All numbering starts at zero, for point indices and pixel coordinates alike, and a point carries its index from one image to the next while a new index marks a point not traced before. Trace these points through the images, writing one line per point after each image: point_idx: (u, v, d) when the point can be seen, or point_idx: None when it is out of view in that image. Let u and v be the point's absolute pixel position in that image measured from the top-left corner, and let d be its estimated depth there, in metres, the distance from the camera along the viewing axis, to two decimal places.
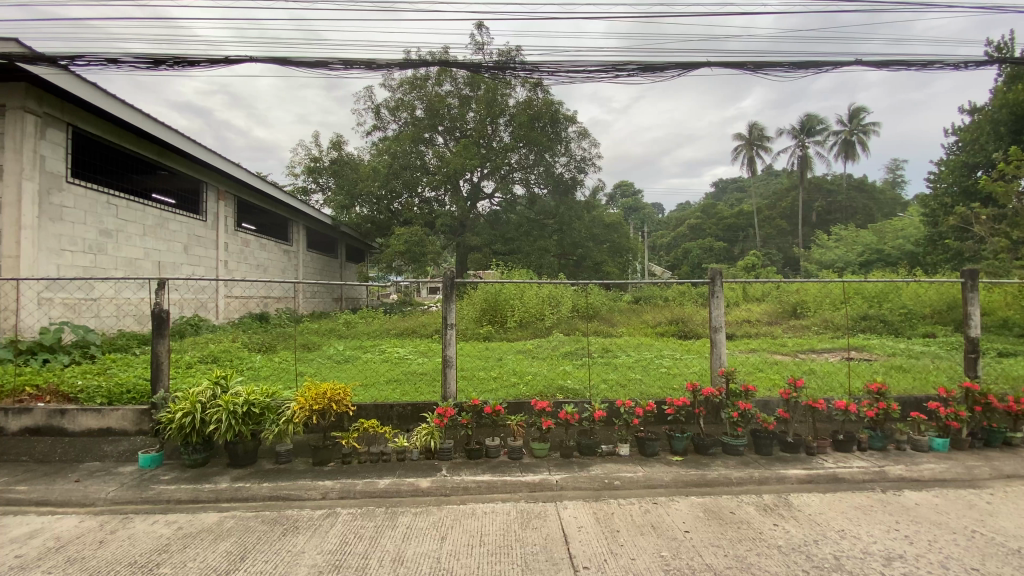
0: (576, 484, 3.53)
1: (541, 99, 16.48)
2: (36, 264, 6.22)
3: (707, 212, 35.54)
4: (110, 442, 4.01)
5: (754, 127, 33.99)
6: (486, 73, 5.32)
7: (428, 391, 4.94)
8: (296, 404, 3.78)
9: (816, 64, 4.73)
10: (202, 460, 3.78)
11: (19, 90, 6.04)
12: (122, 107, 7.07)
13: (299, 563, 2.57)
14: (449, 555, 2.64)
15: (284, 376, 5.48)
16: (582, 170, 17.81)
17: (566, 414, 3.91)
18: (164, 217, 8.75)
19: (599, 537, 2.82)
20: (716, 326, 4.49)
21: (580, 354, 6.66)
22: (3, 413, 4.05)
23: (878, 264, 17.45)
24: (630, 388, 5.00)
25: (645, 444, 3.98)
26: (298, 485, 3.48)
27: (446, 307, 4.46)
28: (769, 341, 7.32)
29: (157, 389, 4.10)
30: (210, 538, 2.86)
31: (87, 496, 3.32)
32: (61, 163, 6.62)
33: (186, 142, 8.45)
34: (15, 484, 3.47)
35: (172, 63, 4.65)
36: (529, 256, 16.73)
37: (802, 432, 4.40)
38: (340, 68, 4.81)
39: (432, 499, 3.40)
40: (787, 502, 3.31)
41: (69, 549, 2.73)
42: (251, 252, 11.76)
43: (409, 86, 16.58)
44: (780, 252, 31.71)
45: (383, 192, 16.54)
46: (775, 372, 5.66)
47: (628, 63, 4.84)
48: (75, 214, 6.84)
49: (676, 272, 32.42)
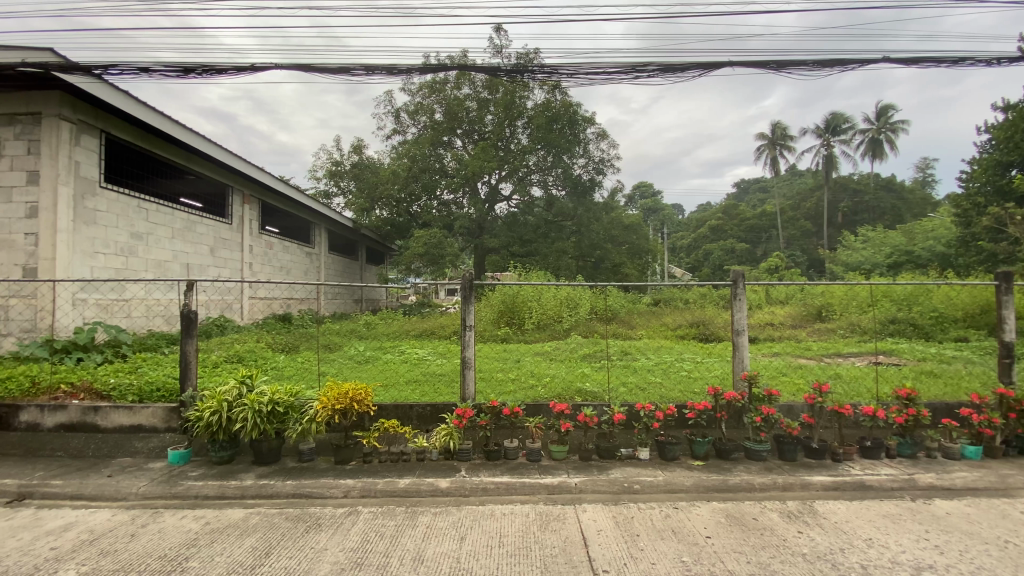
0: (595, 486, 3.52)
1: (559, 101, 16.48)
2: (71, 265, 6.46)
3: (728, 212, 35.04)
4: (141, 438, 4.16)
5: (777, 127, 33.42)
6: (504, 76, 5.33)
7: (448, 392, 5.00)
8: (319, 403, 3.84)
9: (841, 62, 4.64)
10: (228, 457, 3.87)
11: (55, 98, 6.30)
12: (152, 114, 7.30)
13: (323, 560, 2.62)
14: (469, 554, 2.66)
15: (307, 376, 5.57)
16: (601, 171, 17.73)
17: (585, 417, 3.88)
18: (192, 221, 8.99)
19: (619, 541, 2.81)
20: (739, 329, 4.43)
21: (598, 356, 6.64)
22: (39, 410, 4.20)
23: (907, 265, 16.94)
24: (650, 391, 4.96)
25: (665, 448, 3.93)
26: (321, 483, 3.54)
27: (465, 308, 4.48)
28: (793, 345, 7.18)
29: (185, 388, 4.22)
30: (236, 533, 2.93)
31: (118, 490, 3.43)
32: (95, 169, 6.88)
33: (212, 147, 8.67)
34: (51, 478, 3.59)
35: (201, 71, 4.80)
36: (547, 257, 16.74)
37: (827, 437, 4.31)
38: (362, 74, 4.89)
39: (451, 499, 3.42)
40: (813, 509, 3.25)
41: (101, 542, 2.82)
42: (275, 254, 12.02)
43: (429, 89, 16.73)
44: (804, 253, 31.14)
45: (403, 195, 16.72)
46: (799, 376, 5.54)
47: (648, 64, 4.82)
48: (108, 218, 7.09)
49: (697, 275, 32.10)
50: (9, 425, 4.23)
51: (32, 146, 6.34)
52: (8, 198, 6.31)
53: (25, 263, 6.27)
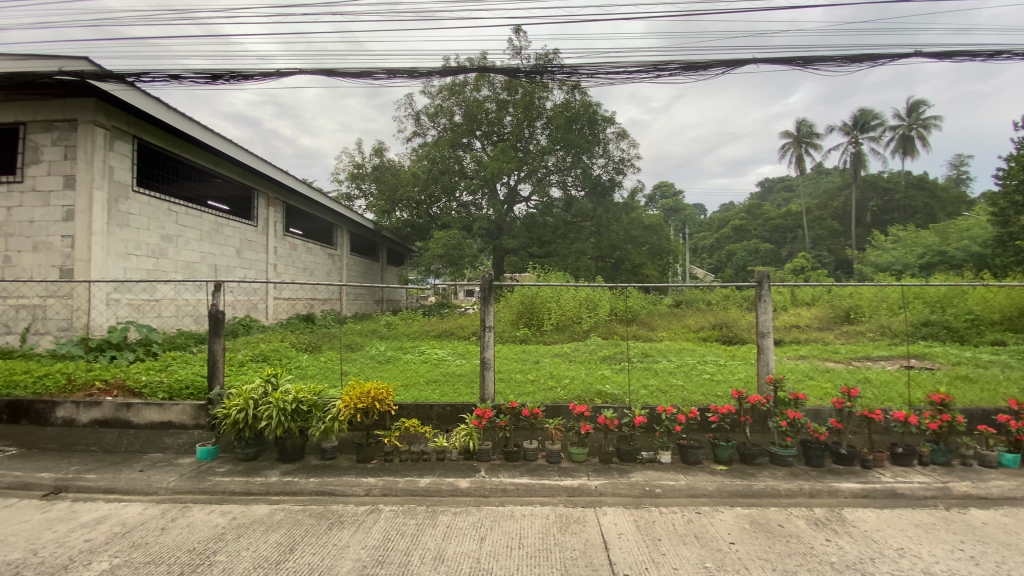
0: (616, 490, 3.48)
1: (579, 101, 16.44)
2: (105, 266, 6.70)
3: (752, 212, 34.36)
4: (171, 434, 4.28)
5: (803, 124, 32.66)
6: (524, 78, 5.32)
7: (467, 391, 5.02)
8: (342, 402, 3.90)
9: (871, 57, 4.52)
10: (253, 454, 3.96)
11: (91, 105, 6.53)
12: (182, 120, 7.52)
13: (345, 556, 2.65)
14: (489, 555, 2.66)
15: (330, 375, 5.66)
16: (621, 171, 17.62)
17: (605, 419, 3.86)
18: (220, 223, 9.22)
19: (641, 545, 2.77)
20: (763, 331, 4.35)
21: (619, 358, 6.60)
22: (74, 406, 4.37)
23: (940, 266, 16.32)
24: (672, 394, 4.89)
25: (687, 452, 3.87)
26: (343, 481, 3.59)
27: (485, 309, 4.49)
28: (820, 348, 6.99)
29: (213, 385, 4.34)
30: (262, 529, 2.99)
31: (150, 485, 3.54)
32: (128, 173, 7.12)
33: (239, 151, 8.88)
34: (86, 472, 3.72)
35: (229, 77, 4.93)
36: (565, 258, 16.58)
37: (856, 443, 4.20)
38: (384, 77, 4.97)
39: (472, 499, 3.43)
40: (842, 517, 3.15)
41: (133, 535, 2.91)
42: (298, 256, 12.25)
43: (448, 92, 16.81)
44: (831, 253, 30.34)
45: (423, 197, 16.90)
46: (827, 380, 5.40)
47: (670, 63, 4.79)
48: (140, 220, 7.32)
49: (721, 276, 31.64)
50: (46, 420, 4.40)
51: (68, 151, 6.58)
52: (46, 202, 6.58)
53: (62, 265, 6.52)
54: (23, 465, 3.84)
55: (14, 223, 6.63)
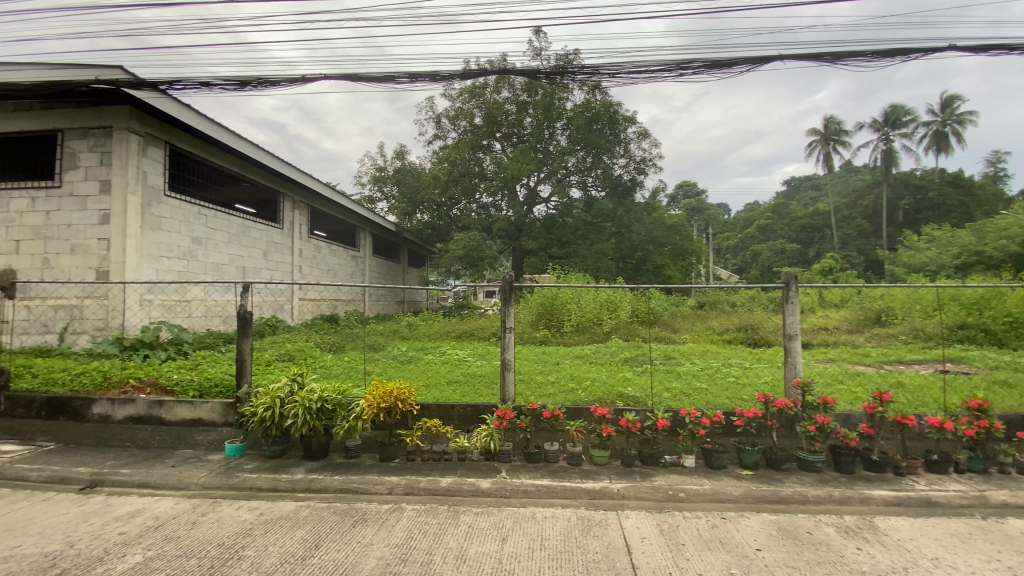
0: (639, 493, 3.44)
1: (599, 100, 16.35)
2: (139, 268, 6.93)
3: (779, 211, 33.71)
4: (201, 432, 4.40)
5: (831, 121, 31.81)
6: (544, 79, 5.32)
7: (488, 392, 5.05)
8: (366, 401, 3.96)
9: (902, 52, 4.39)
10: (280, 451, 4.04)
11: (124, 112, 6.77)
12: (211, 126, 7.74)
13: (369, 554, 2.68)
14: (510, 556, 2.66)
15: (354, 375, 5.76)
16: (642, 171, 17.46)
17: (627, 422, 3.81)
18: (247, 226, 9.45)
19: (664, 550, 2.74)
20: (791, 334, 4.26)
21: (640, 360, 6.55)
22: (110, 403, 4.53)
23: (977, 266, 15.64)
24: (696, 397, 4.82)
25: (711, 456, 3.81)
26: (366, 479, 3.64)
27: (505, 310, 4.50)
28: (850, 351, 6.80)
29: (241, 384, 4.44)
30: (288, 525, 3.05)
31: (181, 480, 3.64)
32: (160, 178, 7.36)
33: (265, 155, 9.08)
34: (120, 467, 3.85)
35: (256, 84, 5.06)
36: (586, 260, 16.36)
37: (888, 449, 4.07)
38: (407, 82, 5.04)
39: (493, 500, 3.44)
40: (873, 525, 3.06)
41: (165, 528, 3.00)
42: (323, 257, 12.49)
43: (469, 94, 16.88)
44: (861, 253, 29.44)
45: (443, 199, 17.09)
46: (857, 384, 5.24)
47: (693, 61, 4.74)
48: (171, 223, 7.56)
49: (746, 277, 31.09)
50: (83, 416, 4.57)
51: (104, 157, 6.84)
52: (83, 207, 6.84)
53: (98, 267, 6.77)
54: (61, 460, 3.99)
55: (53, 227, 6.90)
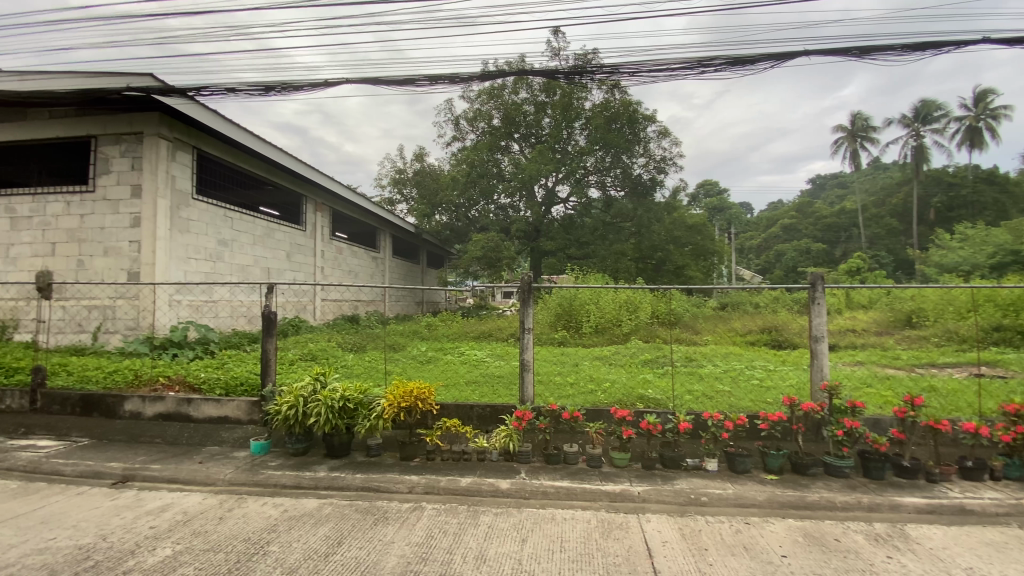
0: (660, 497, 3.41)
1: (619, 100, 16.22)
2: (168, 270, 7.14)
3: (804, 211, 33.01)
4: (227, 429, 4.51)
5: (858, 117, 30.97)
6: (562, 79, 5.31)
7: (507, 393, 5.04)
8: (387, 400, 4.00)
9: (934, 45, 4.26)
10: (303, 449, 4.11)
11: (155, 118, 6.99)
12: (237, 130, 7.93)
13: (390, 552, 2.71)
14: (529, 557, 2.66)
15: (375, 374, 5.82)
16: (662, 170, 17.27)
17: (648, 424, 3.78)
18: (271, 228, 9.65)
19: (686, 554, 2.70)
20: (818, 335, 4.16)
21: (661, 362, 6.48)
22: (141, 400, 4.69)
23: (1014, 266, 15.06)
24: (718, 400, 4.74)
25: (735, 460, 3.74)
26: (388, 478, 3.68)
27: (524, 311, 4.49)
28: (879, 353, 6.61)
29: (266, 383, 4.54)
30: (311, 521, 3.10)
31: (209, 476, 3.74)
32: (188, 182, 7.57)
33: (288, 159, 9.25)
34: (150, 463, 3.97)
35: (280, 89, 5.16)
36: (605, 260, 16.24)
37: (920, 455, 3.94)
38: (427, 84, 5.08)
39: (512, 501, 3.44)
40: (903, 533, 2.97)
41: (194, 523, 3.08)
42: (344, 259, 12.69)
43: (487, 96, 16.92)
44: (891, 253, 28.62)
45: (462, 200, 17.22)
46: (887, 388, 5.09)
47: (715, 59, 4.68)
48: (199, 226, 7.77)
49: (770, 277, 30.52)
50: (115, 413, 4.73)
51: (135, 162, 7.06)
52: (115, 210, 7.07)
53: (130, 268, 6.99)
54: (94, 455, 4.12)
55: (87, 230, 7.15)
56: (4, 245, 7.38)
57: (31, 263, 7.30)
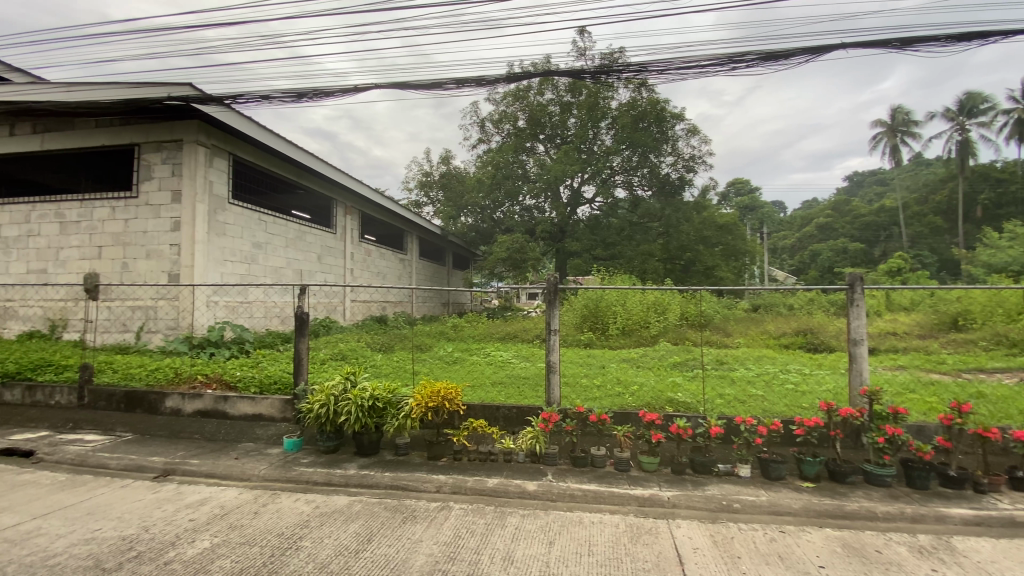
0: (690, 502, 3.34)
1: (646, 99, 16.01)
2: (205, 271, 7.41)
3: (840, 209, 31.93)
4: (261, 426, 4.65)
5: (898, 111, 29.72)
6: (589, 79, 5.28)
7: (533, 395, 5.02)
8: (415, 400, 4.05)
9: (982, 34, 4.05)
10: (334, 447, 4.20)
11: (193, 126, 7.27)
12: (270, 137, 8.19)
13: (419, 551, 2.73)
14: (557, 560, 2.64)
15: (403, 374, 5.91)
16: (691, 169, 16.97)
17: (678, 428, 3.71)
18: (303, 231, 9.90)
19: (718, 561, 2.64)
20: (856, 338, 4.02)
21: (690, 364, 6.39)
22: (181, 397, 4.89)
23: None
24: (751, 405, 4.62)
25: (769, 466, 3.63)
26: (416, 477, 3.72)
27: (550, 313, 4.47)
28: (922, 357, 6.35)
29: (298, 382, 4.66)
30: (342, 518, 3.16)
31: (244, 472, 3.86)
32: (225, 187, 7.84)
33: (318, 163, 9.47)
34: (190, 458, 4.13)
35: (312, 95, 5.29)
36: (632, 260, 16.02)
37: (967, 464, 3.76)
38: (453, 87, 5.12)
39: (539, 503, 3.43)
40: (949, 545, 2.83)
41: (231, 517, 3.18)
42: (373, 261, 12.93)
43: (513, 98, 16.96)
44: (934, 253, 27.38)
45: (487, 202, 17.32)
46: (931, 394, 4.86)
47: (747, 54, 4.57)
48: (235, 229, 8.04)
49: (805, 278, 29.65)
50: (157, 409, 4.94)
51: (175, 168, 7.35)
52: (157, 215, 7.37)
53: (170, 270, 7.28)
54: (137, 450, 4.31)
55: (131, 234, 7.48)
56: (54, 249, 7.77)
57: (79, 265, 7.68)
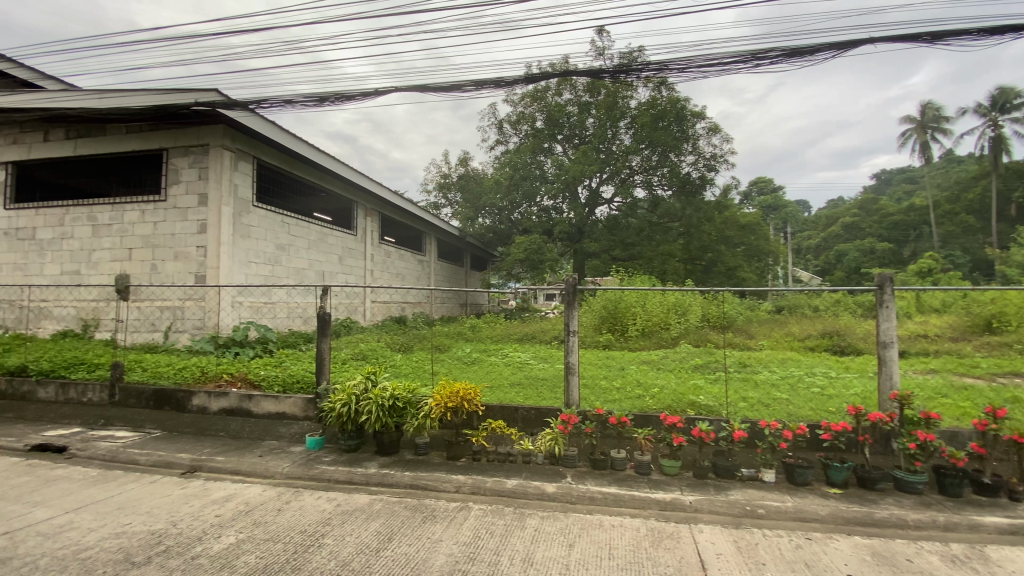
0: (713, 507, 3.28)
1: (666, 97, 15.84)
2: (231, 272, 7.58)
3: (867, 208, 31.09)
4: (285, 425, 4.73)
5: (928, 107, 28.80)
6: (608, 79, 5.24)
7: (551, 396, 5.01)
8: (434, 400, 4.07)
9: (1019, 25, 3.90)
10: (355, 446, 4.25)
11: (220, 130, 7.46)
12: (293, 141, 8.35)
13: (439, 551, 2.75)
14: (578, 563, 2.62)
15: (422, 375, 5.95)
16: (712, 168, 16.72)
17: (700, 432, 3.66)
18: (324, 232, 10.05)
19: (741, 568, 2.59)
20: (886, 341, 3.91)
21: (711, 367, 6.29)
22: (207, 395, 5.01)
23: None
24: (776, 408, 4.52)
25: (794, 471, 3.56)
26: (435, 477, 3.74)
27: (569, 314, 4.45)
28: (955, 360, 6.14)
29: (320, 381, 4.74)
30: (363, 516, 3.20)
31: (267, 469, 3.93)
32: (249, 190, 8.01)
33: (339, 166, 9.61)
34: (215, 455, 4.22)
35: (333, 99, 5.38)
36: (651, 261, 15.82)
37: (1002, 471, 3.61)
38: (472, 89, 5.14)
39: (558, 505, 3.41)
40: (985, 555, 2.72)
41: (255, 513, 3.25)
42: (392, 262, 13.06)
43: (530, 99, 16.96)
44: (967, 253, 26.44)
45: (505, 203, 17.36)
46: (965, 399, 4.70)
47: (770, 51, 4.49)
48: (259, 231, 8.20)
49: (830, 279, 28.93)
50: (185, 407, 5.08)
51: (201, 172, 7.53)
52: (184, 217, 7.57)
53: (197, 271, 7.47)
54: (165, 446, 4.43)
55: (159, 236, 7.69)
56: (87, 251, 8.05)
57: (111, 267, 7.94)
